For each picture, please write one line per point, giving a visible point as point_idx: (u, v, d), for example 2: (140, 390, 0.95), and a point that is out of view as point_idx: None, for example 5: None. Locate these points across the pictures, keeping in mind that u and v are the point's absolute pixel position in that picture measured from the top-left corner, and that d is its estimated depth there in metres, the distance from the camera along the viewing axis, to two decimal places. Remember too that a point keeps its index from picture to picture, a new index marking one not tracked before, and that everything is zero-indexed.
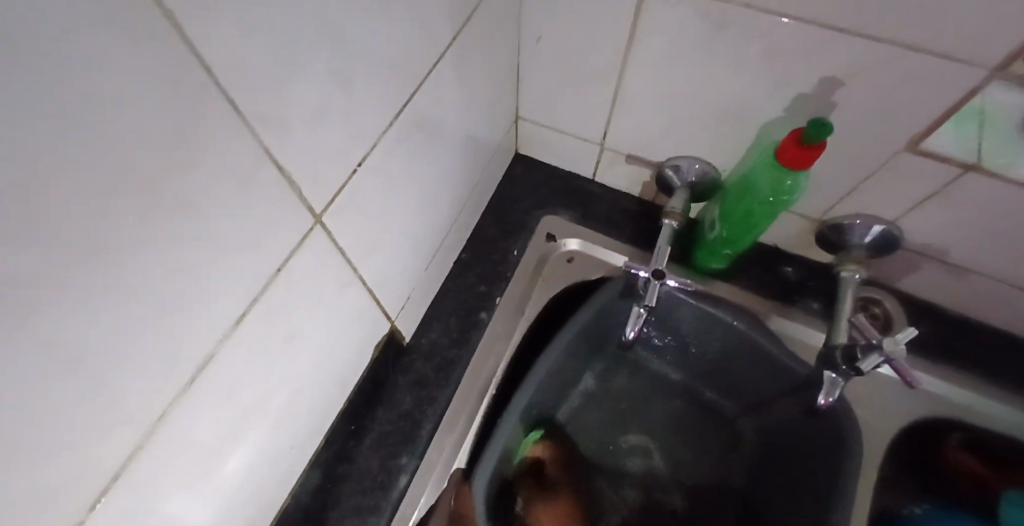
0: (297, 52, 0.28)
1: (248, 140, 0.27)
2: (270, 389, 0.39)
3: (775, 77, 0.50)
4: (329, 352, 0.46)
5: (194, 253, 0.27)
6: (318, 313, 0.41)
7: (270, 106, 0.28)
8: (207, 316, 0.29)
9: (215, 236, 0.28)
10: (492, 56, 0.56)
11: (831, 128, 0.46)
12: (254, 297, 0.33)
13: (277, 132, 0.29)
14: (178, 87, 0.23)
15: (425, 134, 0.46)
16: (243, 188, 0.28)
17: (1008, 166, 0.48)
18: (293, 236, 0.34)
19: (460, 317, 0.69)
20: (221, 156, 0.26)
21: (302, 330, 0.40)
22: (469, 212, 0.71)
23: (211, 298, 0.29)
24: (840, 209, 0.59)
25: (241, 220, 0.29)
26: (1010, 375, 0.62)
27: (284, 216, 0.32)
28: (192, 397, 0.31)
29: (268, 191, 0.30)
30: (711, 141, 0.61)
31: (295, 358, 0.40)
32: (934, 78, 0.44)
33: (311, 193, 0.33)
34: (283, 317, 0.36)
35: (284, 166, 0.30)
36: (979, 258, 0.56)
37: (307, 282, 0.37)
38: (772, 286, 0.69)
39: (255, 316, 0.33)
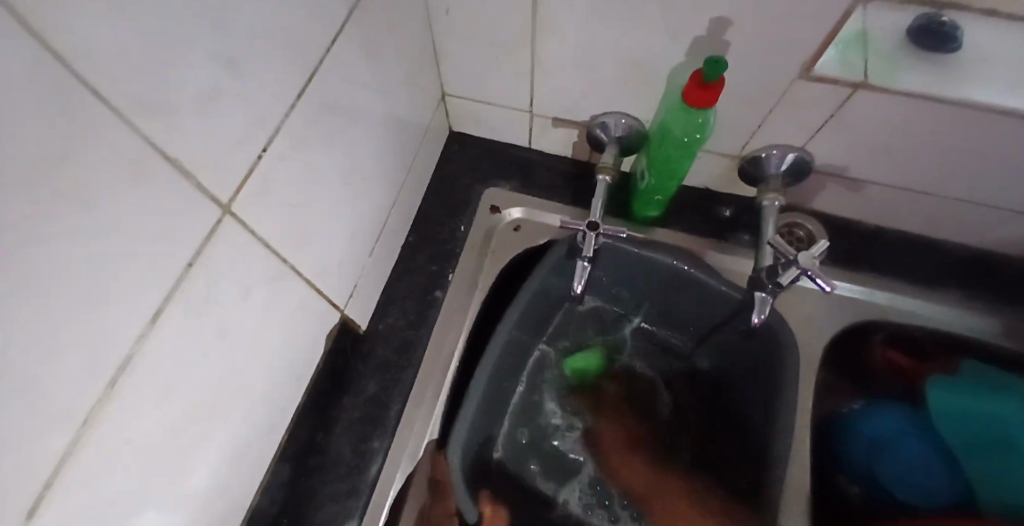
0: (171, 47, 0.28)
1: (130, 137, 0.27)
2: (214, 383, 0.39)
3: (673, 22, 0.52)
4: (274, 339, 0.46)
5: (88, 256, 0.27)
6: (250, 305, 0.41)
7: (150, 103, 0.28)
8: (123, 315, 0.30)
9: (117, 233, 0.28)
10: (400, 34, 0.56)
11: (725, 65, 0.48)
12: (171, 292, 0.33)
13: (163, 127, 0.29)
14: (38, 94, 0.23)
15: (338, 116, 0.47)
16: (134, 186, 0.28)
17: (888, 80, 0.51)
18: (203, 228, 0.34)
19: (415, 298, 0.70)
20: (101, 156, 0.26)
21: (240, 326, 0.41)
22: (409, 194, 0.72)
23: (122, 297, 0.29)
24: (755, 144, 0.62)
25: (140, 218, 0.29)
26: (922, 273, 0.68)
27: (187, 210, 0.32)
28: (122, 395, 0.31)
29: (163, 185, 0.30)
30: (629, 93, 0.64)
31: (239, 353, 0.41)
32: (815, 6, 0.46)
33: (216, 185, 0.34)
34: (214, 315, 0.37)
35: (178, 159, 0.31)
36: (878, 171, 0.60)
37: (232, 275, 0.38)
38: (705, 224, 0.73)
39: (176, 311, 0.33)
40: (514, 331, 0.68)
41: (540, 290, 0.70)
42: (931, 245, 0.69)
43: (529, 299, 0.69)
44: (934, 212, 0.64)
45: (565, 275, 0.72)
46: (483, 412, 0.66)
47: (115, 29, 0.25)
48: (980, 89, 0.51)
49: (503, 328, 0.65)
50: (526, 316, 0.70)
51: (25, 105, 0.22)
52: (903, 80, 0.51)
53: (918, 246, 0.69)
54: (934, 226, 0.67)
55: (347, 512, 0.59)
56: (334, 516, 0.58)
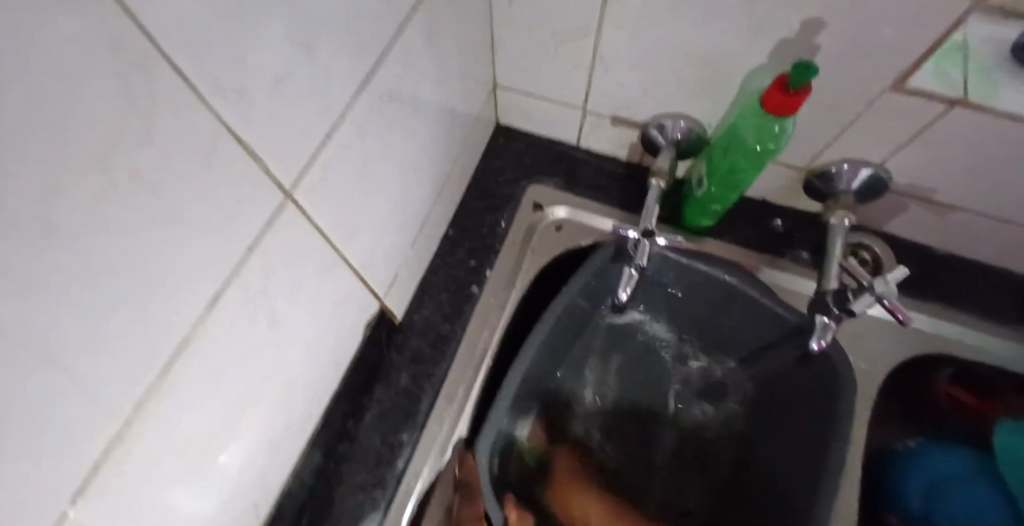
0: (253, 24, 0.26)
1: (207, 119, 0.25)
2: (257, 375, 0.37)
3: (756, 24, 0.49)
4: (318, 330, 0.45)
5: (158, 241, 0.25)
6: (298, 295, 0.39)
7: (230, 85, 0.26)
8: (183, 303, 0.28)
9: (184, 218, 0.26)
10: (463, 21, 0.54)
11: (816, 71, 0.44)
12: (228, 279, 0.31)
13: (238, 109, 0.27)
14: (128, 70, 0.21)
15: (398, 103, 0.45)
16: (206, 169, 0.27)
17: (990, 98, 0.47)
18: (264, 214, 0.32)
19: (454, 294, 0.68)
20: (178, 137, 0.24)
21: (289, 316, 0.39)
22: (453, 186, 0.70)
23: (180, 288, 0.27)
24: (829, 153, 0.58)
25: (208, 204, 0.27)
26: (996, 307, 0.63)
27: (251, 198, 0.30)
28: (174, 382, 0.29)
29: (232, 169, 0.28)
30: (695, 95, 0.60)
31: (283, 345, 0.40)
32: (920, 14, 0.42)
33: (282, 171, 0.32)
34: (265, 304, 0.35)
35: (248, 143, 0.29)
36: (962, 195, 0.56)
37: (285, 264, 0.36)
38: (762, 238, 0.69)
39: (232, 298, 0.32)
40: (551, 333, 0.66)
41: (581, 294, 0.67)
42: (1005, 276, 0.64)
43: (569, 304, 0.66)
44: (1014, 241, 0.60)
45: (608, 280, 0.69)
46: (516, 412, 0.64)
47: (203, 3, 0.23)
48: None
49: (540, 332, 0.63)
50: (564, 319, 0.67)
51: (113, 84, 0.20)
52: (1008, 99, 0.47)
53: (990, 276, 0.64)
54: (1011, 256, 0.62)
55: (372, 503, 0.57)
56: (359, 506, 0.57)
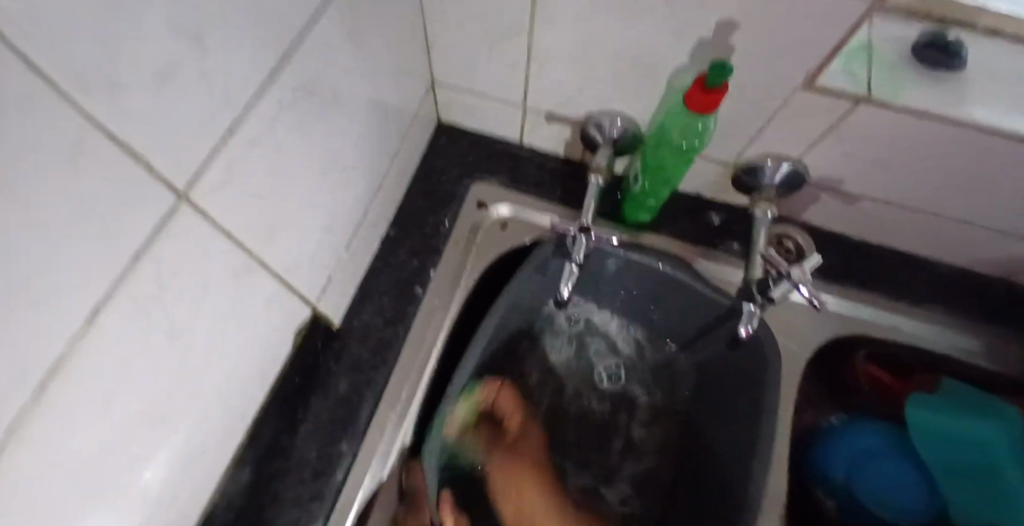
0: (127, 17, 0.25)
1: (73, 118, 0.24)
2: (164, 388, 0.36)
3: (676, 24, 0.50)
4: (235, 338, 0.43)
5: (24, 250, 0.23)
6: (208, 300, 0.38)
7: (97, 78, 0.25)
8: (58, 315, 0.26)
9: (51, 227, 0.25)
10: (389, 16, 0.53)
11: (731, 71, 0.46)
12: (114, 289, 0.29)
13: (113, 107, 0.26)
14: None
15: (316, 100, 0.44)
16: (76, 172, 0.25)
17: (893, 94, 0.50)
18: (156, 216, 0.31)
19: (393, 295, 0.67)
20: (41, 139, 0.23)
21: (197, 326, 0.37)
22: (392, 185, 0.69)
23: (52, 295, 0.26)
24: (749, 153, 0.62)
25: (82, 210, 0.26)
26: (910, 292, 0.67)
27: (135, 197, 0.29)
28: (51, 405, 0.27)
29: (110, 168, 0.27)
30: (627, 92, 0.61)
31: (194, 356, 0.38)
32: (822, 13, 0.45)
33: (172, 170, 0.31)
34: (165, 313, 0.34)
35: (127, 141, 0.27)
36: (874, 186, 0.60)
37: (189, 269, 0.35)
38: (698, 232, 0.71)
39: (119, 308, 0.30)
40: (495, 332, 0.66)
41: (522, 290, 0.68)
42: (916, 262, 0.68)
43: (511, 301, 0.67)
44: (924, 228, 0.64)
45: (549, 276, 0.70)
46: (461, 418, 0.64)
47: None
48: (982, 107, 0.50)
49: (483, 330, 0.63)
50: (507, 317, 0.68)
51: None
52: (909, 97, 0.50)
53: (902, 262, 0.68)
54: (922, 243, 0.66)
55: (309, 518, 0.55)
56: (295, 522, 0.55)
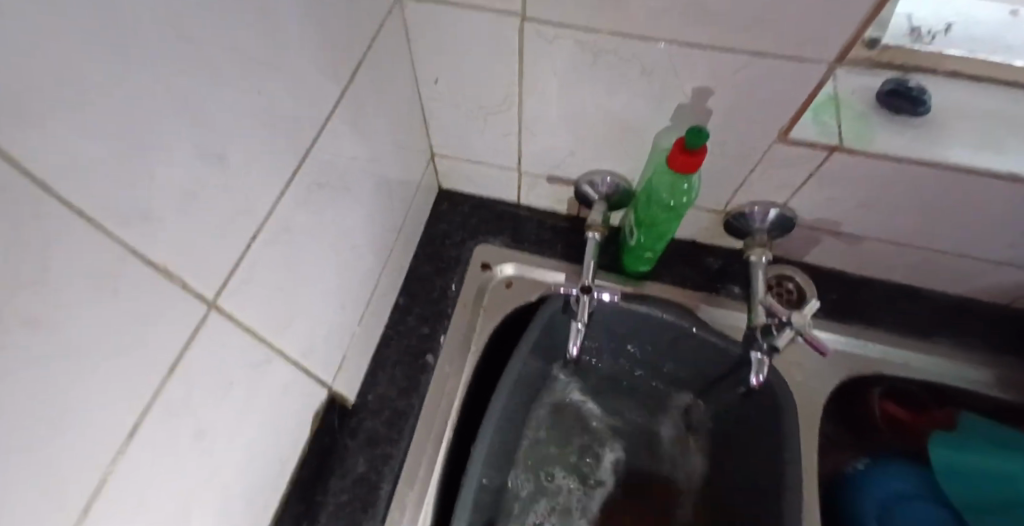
0: (155, 152, 0.28)
1: (111, 247, 0.27)
2: (191, 485, 0.38)
3: (656, 94, 0.54)
4: (257, 425, 0.45)
5: (70, 372, 0.26)
6: (232, 393, 0.40)
7: (132, 208, 0.28)
8: (100, 430, 0.28)
9: (93, 349, 0.27)
10: (390, 105, 0.58)
11: (707, 134, 0.50)
12: (148, 401, 0.31)
13: (147, 233, 0.29)
14: (21, 218, 0.22)
15: (327, 191, 0.47)
16: (113, 296, 0.28)
17: (863, 140, 0.53)
18: (187, 324, 0.33)
19: (406, 364, 0.69)
20: (80, 271, 0.26)
21: (220, 421, 0.39)
22: (399, 256, 0.72)
23: (94, 412, 0.28)
24: (738, 201, 0.64)
25: (120, 330, 0.28)
26: (913, 325, 0.68)
27: (169, 312, 0.32)
28: (94, 518, 0.29)
29: (144, 287, 0.30)
30: (616, 155, 0.65)
31: (218, 452, 0.40)
32: (789, 76, 0.48)
33: (200, 281, 0.34)
34: (193, 413, 0.36)
35: (159, 260, 0.30)
36: (863, 226, 0.62)
37: (215, 368, 0.37)
38: (699, 277, 0.73)
39: (152, 418, 0.32)
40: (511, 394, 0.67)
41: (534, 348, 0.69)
42: (914, 293, 0.70)
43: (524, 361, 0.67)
44: (918, 260, 0.65)
45: (558, 332, 0.71)
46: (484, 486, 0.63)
47: (101, 144, 0.25)
48: (953, 149, 0.52)
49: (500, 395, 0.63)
50: (523, 377, 0.69)
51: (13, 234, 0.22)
52: (879, 142, 0.53)
53: (900, 295, 0.70)
54: (918, 275, 0.68)
55: None
56: None
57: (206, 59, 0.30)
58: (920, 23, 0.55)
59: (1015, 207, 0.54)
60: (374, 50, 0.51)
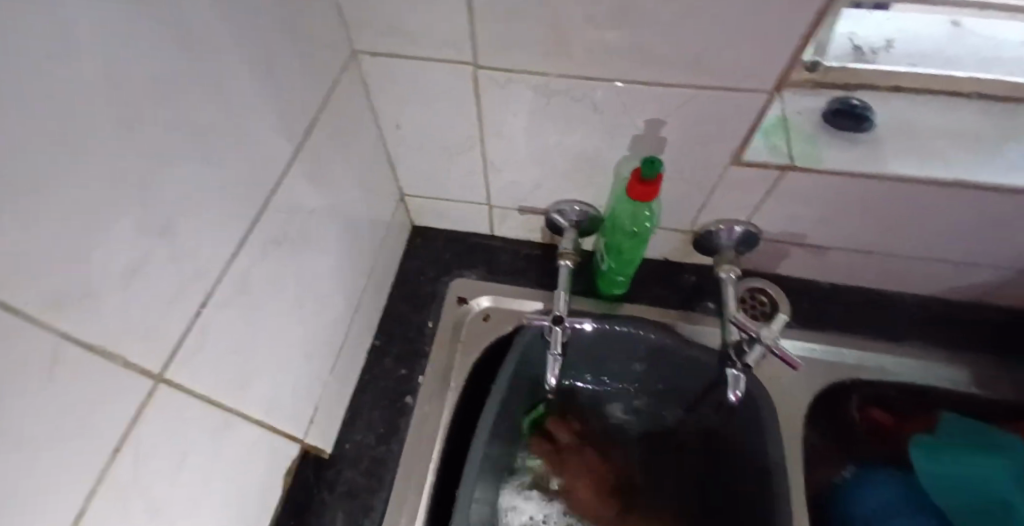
0: (98, 239, 0.28)
1: (51, 337, 0.27)
2: None
3: (610, 125, 0.55)
4: (223, 490, 0.45)
5: (10, 471, 0.25)
6: (191, 461, 0.39)
7: (74, 295, 0.28)
8: (46, 522, 0.28)
9: (36, 442, 0.27)
10: (352, 154, 0.58)
11: (660, 162, 0.51)
12: (97, 485, 0.31)
13: (89, 319, 0.29)
14: None
15: (287, 248, 0.48)
16: (53, 386, 0.27)
17: (814, 158, 0.55)
18: (134, 402, 0.33)
19: (384, 409, 0.68)
20: (23, 365, 0.26)
21: (178, 495, 0.39)
22: (372, 298, 0.72)
23: (34, 507, 0.27)
24: (703, 220, 0.65)
25: (63, 419, 0.28)
26: (887, 328, 0.70)
27: (114, 392, 0.32)
28: None
29: (86, 371, 0.29)
30: (579, 184, 0.66)
31: (179, 525, 0.40)
32: (734, 103, 0.50)
33: (147, 356, 0.34)
34: (146, 492, 0.35)
35: (102, 343, 0.30)
36: (827, 237, 0.64)
37: (169, 441, 0.37)
38: (675, 296, 0.73)
39: (101, 501, 0.32)
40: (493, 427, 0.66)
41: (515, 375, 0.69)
42: (885, 297, 0.72)
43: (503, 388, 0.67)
44: (883, 265, 0.67)
45: (535, 359, 0.71)
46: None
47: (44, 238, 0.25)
48: (900, 161, 0.54)
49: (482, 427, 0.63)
50: (506, 406, 0.69)
51: None
52: (828, 159, 0.54)
53: (871, 299, 0.72)
54: (886, 279, 0.70)
55: None
56: None
57: (146, 140, 0.30)
58: (862, 41, 0.57)
59: (966, 211, 0.56)
60: (330, 108, 0.52)
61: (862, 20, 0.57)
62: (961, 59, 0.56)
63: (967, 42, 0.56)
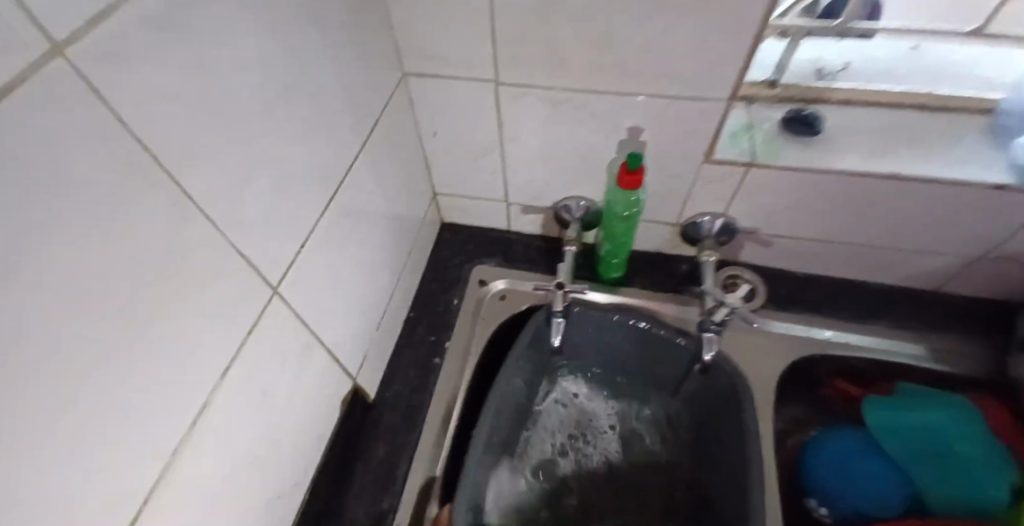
0: (240, 182, 0.43)
1: (214, 239, 0.41)
2: (253, 433, 0.51)
3: (605, 129, 0.68)
4: (299, 401, 0.58)
5: (189, 324, 0.40)
6: (280, 366, 0.53)
7: (225, 217, 0.42)
8: (203, 371, 0.42)
9: (203, 311, 0.41)
10: (399, 154, 0.72)
11: (642, 155, 0.65)
12: (231, 358, 0.46)
13: (233, 235, 0.44)
14: (175, 222, 0.37)
15: (351, 220, 0.61)
16: (215, 277, 0.42)
17: (773, 156, 0.66)
18: (253, 307, 0.47)
19: (416, 368, 0.81)
20: (198, 255, 0.40)
21: (271, 389, 0.52)
22: (409, 277, 0.85)
23: (199, 356, 0.42)
24: (687, 212, 0.77)
25: (217, 302, 0.43)
26: (852, 310, 0.80)
27: (243, 295, 0.46)
28: (198, 436, 0.43)
29: (229, 273, 0.44)
30: (583, 180, 0.78)
31: (270, 415, 0.53)
32: (701, 109, 0.63)
33: (261, 274, 0.48)
34: (252, 377, 0.49)
35: (242, 256, 0.45)
36: (792, 229, 0.75)
37: (269, 344, 0.51)
38: (667, 281, 0.85)
39: (232, 371, 0.46)
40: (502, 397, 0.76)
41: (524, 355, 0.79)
42: (852, 286, 0.82)
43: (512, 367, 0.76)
44: (847, 256, 0.76)
45: (541, 341, 0.80)
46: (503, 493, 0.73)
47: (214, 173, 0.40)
48: (850, 157, 0.65)
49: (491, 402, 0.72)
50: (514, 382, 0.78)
51: (165, 227, 0.37)
52: (785, 156, 0.66)
53: (840, 287, 0.82)
54: (853, 269, 0.80)
55: None
56: None
57: (266, 119, 0.45)
58: (824, 63, 0.71)
59: (907, 202, 0.66)
60: (386, 118, 0.66)
61: (827, 45, 0.72)
62: (910, 76, 0.69)
63: (918, 62, 0.70)
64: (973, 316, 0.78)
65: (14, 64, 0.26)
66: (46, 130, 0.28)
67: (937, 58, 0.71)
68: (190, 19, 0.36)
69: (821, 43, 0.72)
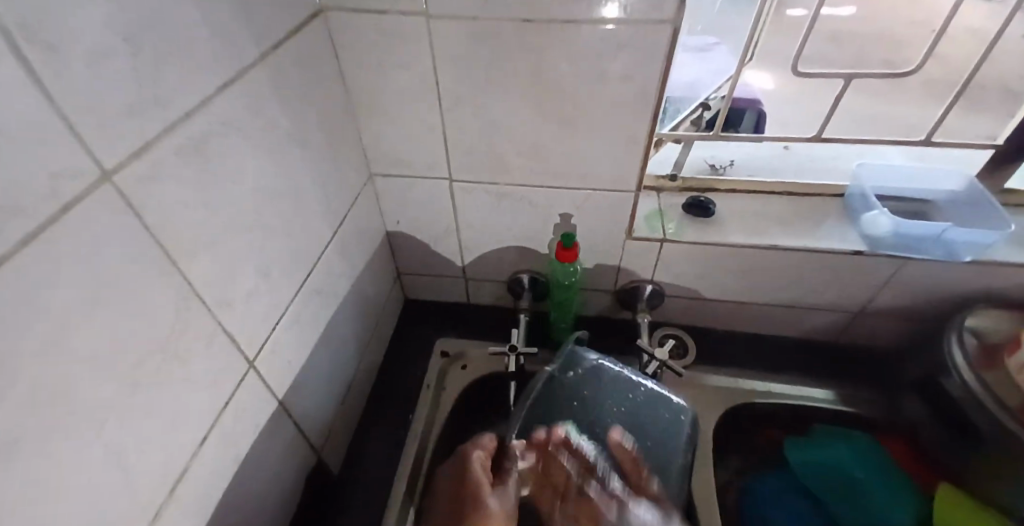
0: (234, 268, 0.52)
1: (210, 319, 0.49)
2: (228, 496, 0.55)
3: (541, 213, 0.82)
4: (269, 467, 0.63)
5: (182, 388, 0.47)
6: (253, 433, 0.58)
7: (221, 298, 0.50)
8: (190, 430, 0.48)
9: (192, 379, 0.48)
10: (365, 240, 0.82)
11: (573, 235, 0.78)
12: (214, 420, 0.51)
13: (226, 313, 0.52)
14: (179, 302, 0.45)
15: (322, 299, 0.70)
16: (207, 346, 0.49)
17: (679, 234, 0.80)
18: (235, 376, 0.54)
19: (383, 437, 0.86)
20: (196, 327, 0.48)
21: (246, 454, 0.57)
22: (374, 351, 0.92)
23: (187, 418, 0.48)
24: (620, 281, 0.90)
25: (207, 370, 0.50)
26: (769, 361, 0.90)
27: (229, 364, 0.53)
28: (178, 491, 0.48)
29: (218, 346, 0.51)
30: (526, 257, 0.90)
31: (242, 480, 0.57)
32: (616, 195, 0.77)
33: (245, 348, 0.55)
34: (230, 441, 0.54)
35: (231, 332, 0.52)
36: (705, 292, 0.88)
37: (247, 411, 0.56)
38: (609, 342, 0.96)
39: (216, 434, 0.52)
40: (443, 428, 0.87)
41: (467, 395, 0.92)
42: (766, 339, 0.93)
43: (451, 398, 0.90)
44: (755, 312, 0.89)
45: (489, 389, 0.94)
46: None
47: (212, 261, 0.49)
48: (736, 234, 0.80)
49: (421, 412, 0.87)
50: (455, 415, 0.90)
51: (170, 306, 0.45)
52: (686, 235, 0.80)
53: (757, 340, 0.93)
54: (765, 325, 0.92)
55: None
56: None
57: (258, 217, 0.55)
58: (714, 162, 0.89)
59: (795, 265, 0.79)
60: (354, 211, 0.77)
61: (718, 149, 0.91)
62: (786, 168, 0.88)
63: (790, 157, 0.89)
64: (868, 364, 0.89)
65: (76, 184, 0.36)
66: (94, 230, 0.37)
67: (806, 155, 0.90)
68: (210, 145, 0.47)
69: (715, 147, 0.91)
